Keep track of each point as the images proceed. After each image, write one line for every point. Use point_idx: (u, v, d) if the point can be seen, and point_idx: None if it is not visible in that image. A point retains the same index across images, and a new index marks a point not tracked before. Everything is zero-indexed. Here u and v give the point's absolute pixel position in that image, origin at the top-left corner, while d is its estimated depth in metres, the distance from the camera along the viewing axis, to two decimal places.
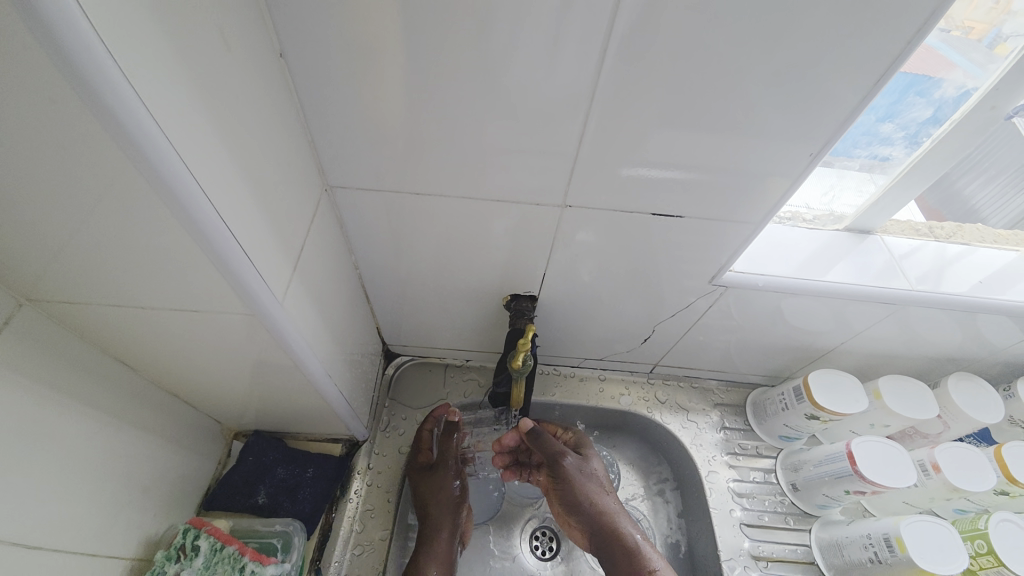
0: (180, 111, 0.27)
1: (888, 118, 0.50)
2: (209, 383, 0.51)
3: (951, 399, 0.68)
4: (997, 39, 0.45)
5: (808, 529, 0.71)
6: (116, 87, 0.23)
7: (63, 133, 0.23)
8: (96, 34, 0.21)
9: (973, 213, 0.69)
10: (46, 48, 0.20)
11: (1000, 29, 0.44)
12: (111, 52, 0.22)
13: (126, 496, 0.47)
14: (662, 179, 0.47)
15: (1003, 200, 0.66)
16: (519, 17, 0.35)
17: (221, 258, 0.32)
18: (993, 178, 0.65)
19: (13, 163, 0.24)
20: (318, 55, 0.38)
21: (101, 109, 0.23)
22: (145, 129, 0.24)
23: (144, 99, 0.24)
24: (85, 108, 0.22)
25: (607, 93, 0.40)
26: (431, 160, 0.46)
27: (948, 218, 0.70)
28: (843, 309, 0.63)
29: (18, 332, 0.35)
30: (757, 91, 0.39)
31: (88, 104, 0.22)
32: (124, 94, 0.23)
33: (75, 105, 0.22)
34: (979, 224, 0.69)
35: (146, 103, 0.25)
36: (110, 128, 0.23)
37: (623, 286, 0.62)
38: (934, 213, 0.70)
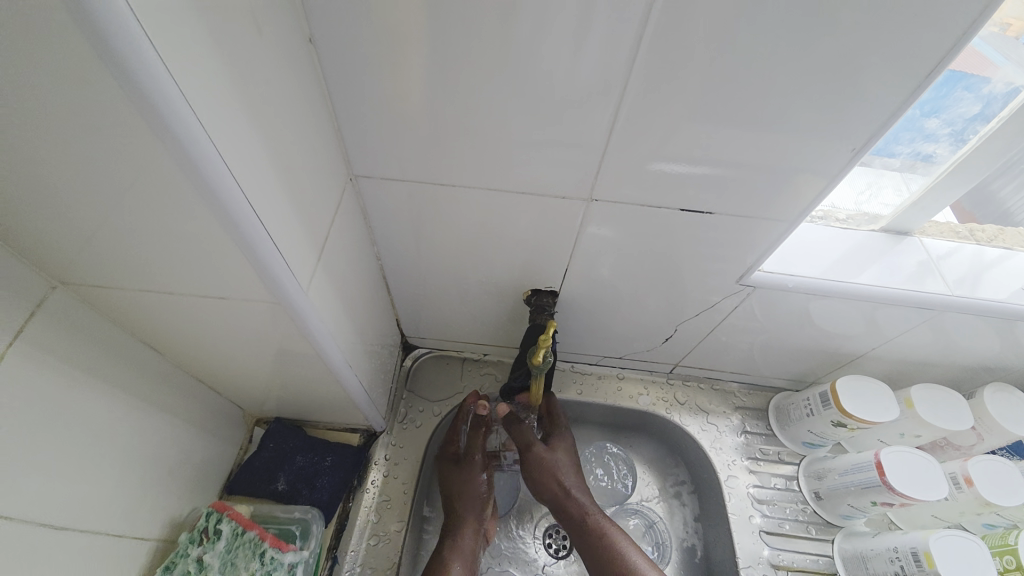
0: (214, 98, 0.27)
1: (932, 114, 0.48)
2: (233, 369, 0.52)
3: (988, 410, 0.65)
4: None
5: (831, 539, 0.69)
6: (153, 73, 0.23)
7: (101, 117, 0.23)
8: (135, 18, 0.21)
9: (1007, 216, 0.65)
10: (86, 33, 0.20)
11: None
12: (149, 37, 0.22)
13: (151, 478, 0.48)
14: (692, 174, 0.46)
15: None
16: (551, 9, 0.35)
17: (249, 245, 0.32)
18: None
19: (53, 148, 0.24)
20: (346, 43, 0.38)
21: (137, 95, 0.23)
22: (180, 115, 0.25)
23: (180, 85, 0.24)
24: (123, 93, 0.23)
25: (637, 85, 0.39)
26: (456, 152, 0.46)
27: (982, 222, 0.66)
28: (874, 313, 0.61)
29: (52, 314, 0.36)
30: (796, 85, 0.38)
31: (125, 89, 0.22)
32: (160, 78, 0.23)
33: (113, 90, 0.22)
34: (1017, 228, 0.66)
35: (182, 89, 0.25)
36: (147, 114, 0.24)
37: (646, 284, 0.61)
38: (968, 216, 0.66)
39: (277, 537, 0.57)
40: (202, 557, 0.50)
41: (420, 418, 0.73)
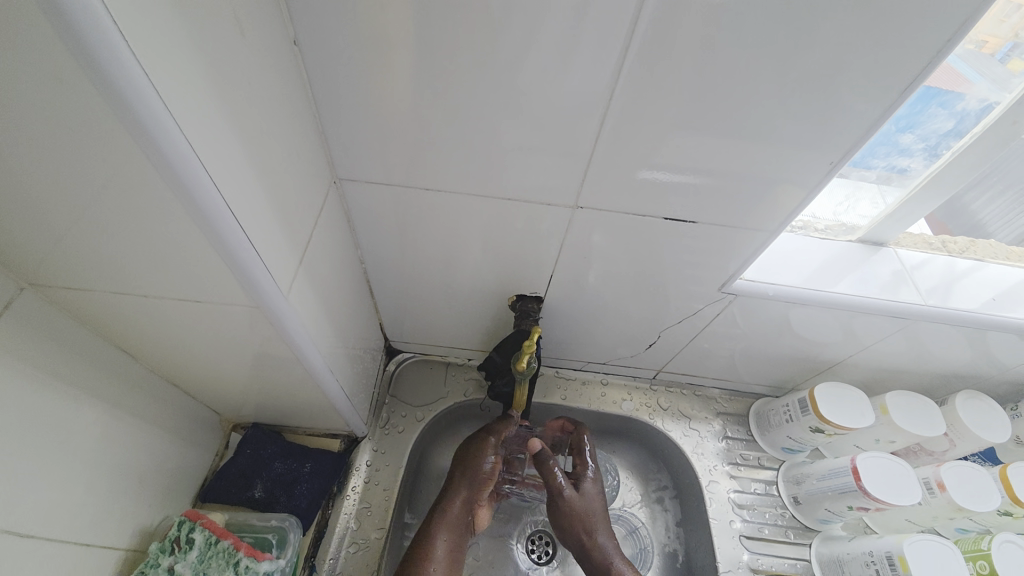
0: (192, 97, 0.27)
1: (908, 128, 0.50)
2: (209, 373, 0.51)
3: (959, 416, 0.67)
4: (1008, 55, 0.44)
5: (809, 544, 0.70)
6: (126, 67, 0.22)
7: (72, 115, 0.23)
8: (108, 14, 0.21)
9: (980, 228, 0.68)
10: (57, 28, 0.20)
11: (1015, 43, 0.43)
12: (124, 34, 0.22)
13: (122, 486, 0.47)
14: (676, 183, 0.46)
15: (1010, 215, 0.66)
16: (539, 16, 0.35)
17: (227, 248, 0.31)
18: (1001, 194, 0.64)
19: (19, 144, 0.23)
20: (332, 44, 0.38)
21: (109, 90, 0.22)
22: (155, 115, 0.24)
23: (156, 83, 0.24)
24: (92, 88, 0.22)
25: (624, 94, 0.39)
26: (442, 156, 0.46)
27: (954, 233, 0.69)
28: (852, 321, 0.62)
29: (18, 316, 0.34)
30: (778, 98, 0.39)
31: (95, 84, 0.21)
32: (135, 77, 0.22)
33: (82, 84, 0.21)
34: (988, 239, 0.69)
35: (158, 88, 0.24)
36: (120, 113, 0.23)
37: (630, 290, 0.61)
38: (943, 227, 0.69)
39: (252, 545, 0.55)
40: (173, 568, 0.49)
41: (402, 424, 0.72)
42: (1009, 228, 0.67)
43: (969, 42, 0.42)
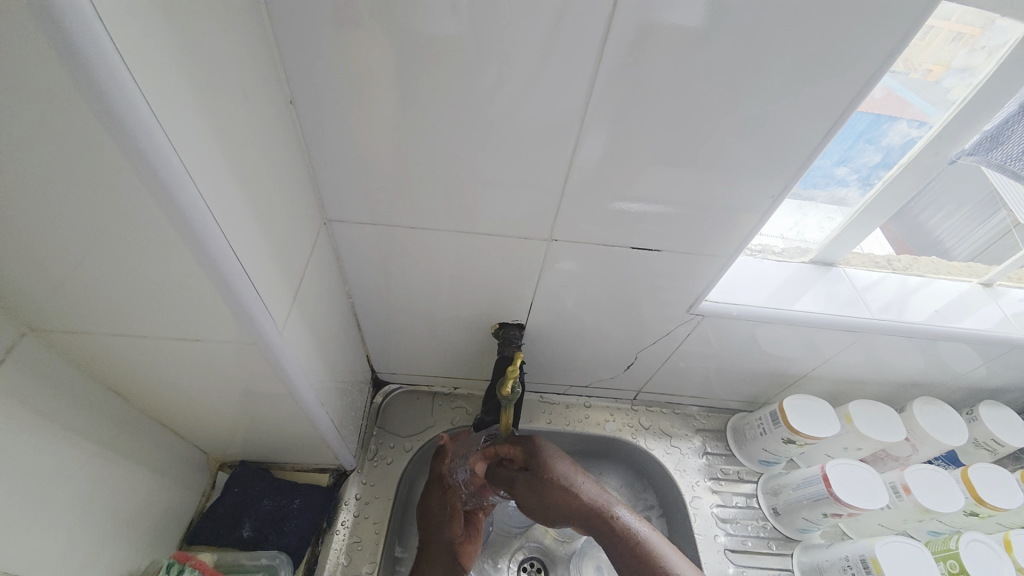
0: (207, 156, 0.30)
1: (841, 162, 0.57)
2: (200, 411, 0.52)
3: (917, 422, 0.71)
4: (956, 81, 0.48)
5: (790, 554, 0.72)
6: (155, 137, 0.25)
7: (102, 177, 0.26)
8: (142, 95, 0.24)
9: (938, 245, 0.76)
10: (96, 109, 0.23)
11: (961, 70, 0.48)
12: (153, 110, 0.25)
13: (109, 529, 0.46)
14: (642, 214, 0.51)
15: (965, 231, 0.74)
16: (512, 75, 0.39)
17: (231, 288, 0.34)
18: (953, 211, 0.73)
19: (49, 202, 0.26)
20: (325, 101, 0.42)
21: (137, 152, 0.25)
22: (176, 175, 0.27)
23: (177, 149, 0.27)
24: (124, 152, 0.25)
25: (589, 139, 0.44)
26: (425, 196, 0.49)
27: (916, 251, 0.76)
28: (813, 336, 0.67)
29: (19, 361, 0.35)
30: (722, 139, 0.44)
31: (126, 148, 0.25)
32: (160, 144, 0.26)
33: (115, 148, 0.25)
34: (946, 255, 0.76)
35: (179, 152, 0.27)
36: (146, 176, 0.26)
37: (608, 314, 0.65)
38: (903, 245, 0.76)
39: None
40: None
41: (391, 455, 0.73)
42: (970, 244, 0.74)
43: (903, 68, 0.48)
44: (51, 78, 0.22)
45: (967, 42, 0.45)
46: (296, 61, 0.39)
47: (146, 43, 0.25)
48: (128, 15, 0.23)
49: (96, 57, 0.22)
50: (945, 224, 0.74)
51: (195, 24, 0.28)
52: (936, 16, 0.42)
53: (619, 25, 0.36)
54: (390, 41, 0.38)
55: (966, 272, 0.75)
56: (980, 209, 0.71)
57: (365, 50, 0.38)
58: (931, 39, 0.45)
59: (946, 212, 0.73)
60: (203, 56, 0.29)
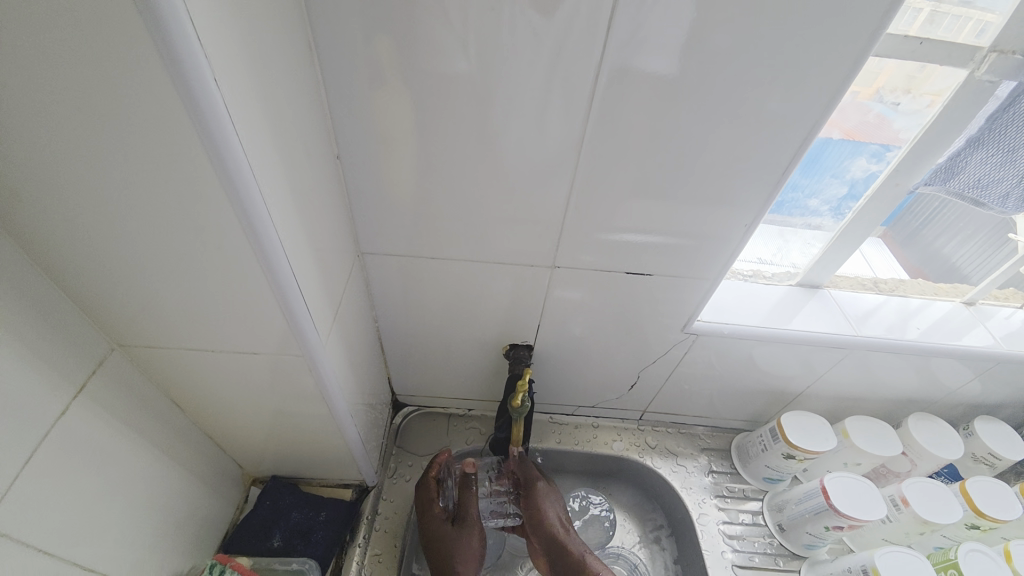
0: (281, 200, 0.38)
1: (811, 195, 0.64)
2: (243, 425, 0.58)
3: (914, 437, 0.74)
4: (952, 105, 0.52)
5: (798, 570, 0.74)
6: (251, 189, 0.33)
7: (203, 217, 0.33)
8: (245, 157, 0.32)
9: (958, 269, 0.80)
10: (213, 167, 0.31)
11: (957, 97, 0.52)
12: (252, 168, 0.33)
13: (161, 529, 0.52)
14: (637, 241, 0.57)
15: (979, 259, 0.77)
16: (517, 128, 0.48)
17: (289, 309, 0.41)
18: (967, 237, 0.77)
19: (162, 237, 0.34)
20: (365, 152, 0.50)
21: (237, 199, 0.33)
22: (261, 217, 0.34)
23: (264, 197, 0.34)
24: (227, 199, 0.32)
25: (585, 178, 0.51)
26: (444, 230, 0.57)
27: (931, 274, 0.82)
28: (805, 353, 0.71)
29: (106, 370, 0.42)
30: (702, 176, 0.51)
31: (229, 195, 0.32)
32: (253, 194, 0.33)
33: (221, 196, 0.32)
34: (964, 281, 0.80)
35: (265, 200, 0.35)
36: (240, 216, 0.33)
37: (610, 336, 0.70)
38: (918, 270, 0.82)
39: None
40: None
41: (409, 473, 0.77)
42: (984, 270, 0.77)
43: (887, 95, 0.53)
44: (186, 149, 0.30)
45: (916, 85, 0.52)
46: (341, 123, 0.48)
47: (250, 121, 0.33)
48: (240, 103, 0.31)
49: (220, 135, 0.29)
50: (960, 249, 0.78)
51: (275, 99, 0.36)
52: (888, 62, 0.50)
53: (604, 88, 0.44)
54: (420, 104, 0.46)
55: (952, 293, 0.79)
56: (992, 237, 0.74)
57: (399, 112, 0.47)
58: (893, 73, 0.51)
59: (959, 237, 0.77)
60: (280, 122, 0.37)
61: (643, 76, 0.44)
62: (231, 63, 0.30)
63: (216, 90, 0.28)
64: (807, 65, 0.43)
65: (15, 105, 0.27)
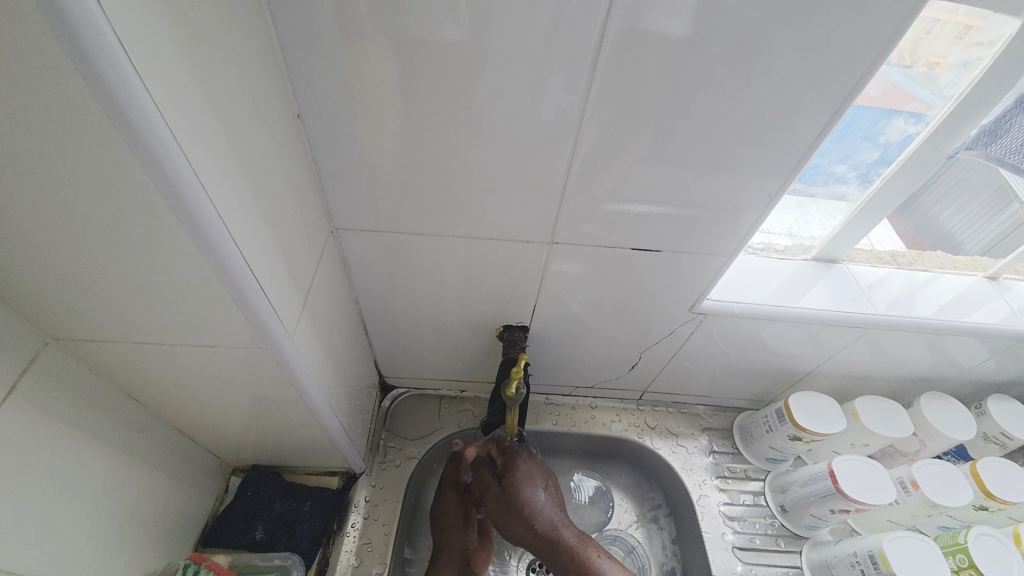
0: (223, 171, 0.31)
1: (839, 159, 0.58)
2: (212, 417, 0.53)
3: (925, 417, 0.71)
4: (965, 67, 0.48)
5: (799, 551, 0.72)
6: (175, 160, 0.26)
7: (123, 196, 0.27)
8: (163, 119, 0.25)
9: (950, 238, 0.76)
10: (121, 132, 0.24)
11: (968, 60, 0.47)
12: (174, 134, 0.26)
13: (129, 532, 0.48)
14: (644, 213, 0.51)
15: (976, 226, 0.74)
16: (508, 83, 0.40)
17: (245, 297, 0.35)
18: (964, 205, 0.73)
19: (76, 219, 0.28)
20: (331, 112, 0.43)
21: (160, 173, 0.26)
22: (195, 194, 0.28)
23: (196, 170, 0.28)
24: (147, 173, 0.26)
25: (587, 144, 0.45)
26: (427, 202, 0.50)
27: (926, 245, 0.76)
28: (818, 333, 0.67)
29: (41, 369, 0.37)
30: (720, 141, 0.45)
31: (148, 168, 0.26)
32: (180, 166, 0.27)
33: (139, 170, 0.26)
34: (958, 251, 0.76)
35: (197, 173, 0.28)
36: (168, 195, 0.27)
37: (611, 316, 0.65)
38: (913, 239, 0.76)
39: None
40: None
41: (399, 458, 0.74)
42: (980, 238, 0.74)
43: (898, 61, 0.48)
44: (83, 110, 0.23)
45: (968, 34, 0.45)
46: (301, 76, 0.40)
47: (165, 70, 0.26)
48: (148, 47, 0.24)
49: (120, 86, 0.23)
50: (956, 218, 0.74)
51: (206, 42, 0.29)
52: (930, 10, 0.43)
53: (611, 33, 0.37)
54: (392, 54, 0.39)
55: (972, 266, 0.75)
56: (989, 204, 0.71)
57: (367, 63, 0.39)
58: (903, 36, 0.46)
59: (955, 205, 0.73)
60: (215, 73, 0.30)
61: (659, 20, 0.36)
62: None
63: (107, 28, 0.22)
64: (855, 5, 0.35)
65: None
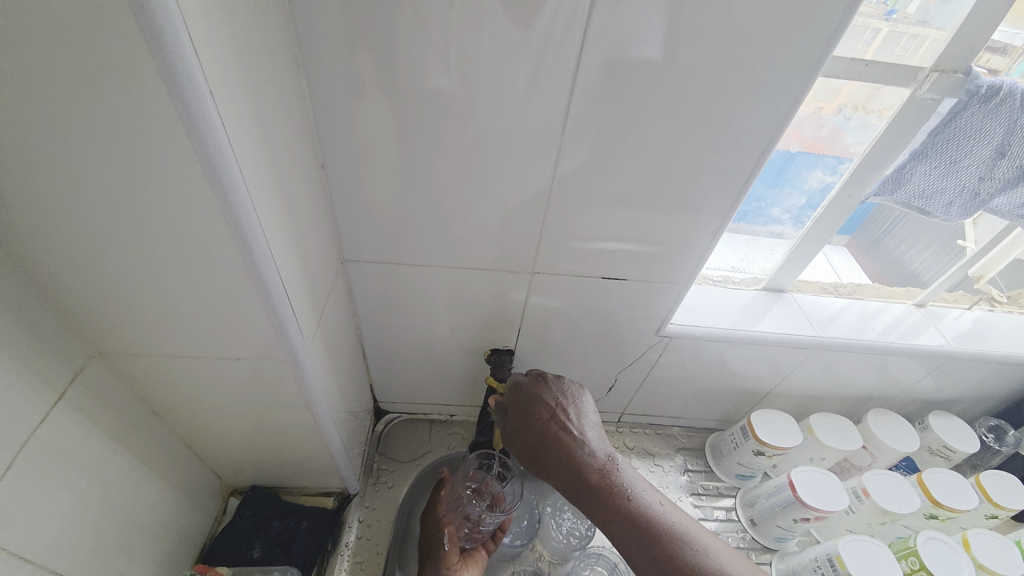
0: (270, 210, 0.39)
1: (773, 204, 0.68)
2: (223, 434, 0.57)
3: (873, 432, 0.78)
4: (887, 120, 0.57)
5: (769, 562, 0.76)
6: (243, 201, 0.34)
7: (196, 228, 0.34)
8: (239, 171, 0.33)
9: (915, 277, 0.86)
10: (208, 180, 0.32)
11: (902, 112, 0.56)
12: (244, 182, 0.34)
13: (139, 542, 0.51)
14: (613, 247, 0.60)
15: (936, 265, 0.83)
16: (498, 140, 0.49)
17: (276, 314, 0.42)
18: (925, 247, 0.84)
19: (154, 245, 0.35)
20: (350, 163, 0.51)
21: (230, 211, 0.34)
22: (253, 228, 0.35)
23: (255, 210, 0.36)
24: (220, 211, 0.33)
25: (564, 189, 0.54)
26: (427, 238, 0.58)
27: (891, 280, 0.88)
28: (773, 354, 0.75)
29: (86, 379, 0.42)
30: (673, 188, 0.54)
31: (222, 207, 0.33)
32: (247, 206, 0.34)
33: (214, 208, 0.33)
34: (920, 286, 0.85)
35: (256, 212, 0.36)
36: (233, 229, 0.35)
37: (589, 340, 0.72)
38: (880, 276, 0.88)
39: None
40: None
41: (391, 479, 0.77)
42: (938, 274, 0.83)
43: (848, 110, 0.57)
44: (182, 163, 0.31)
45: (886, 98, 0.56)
46: (327, 133, 0.49)
47: (242, 133, 0.34)
48: (233, 118, 0.32)
49: (214, 148, 0.30)
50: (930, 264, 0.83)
51: (265, 112, 0.37)
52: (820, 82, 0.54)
53: (581, 103, 0.47)
54: (406, 117, 0.48)
55: (905, 296, 0.85)
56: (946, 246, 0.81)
57: (384, 124, 0.48)
58: (853, 91, 0.55)
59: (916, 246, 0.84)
60: (269, 135, 0.38)
61: (615, 92, 0.46)
62: (225, 76, 0.31)
63: (213, 106, 0.30)
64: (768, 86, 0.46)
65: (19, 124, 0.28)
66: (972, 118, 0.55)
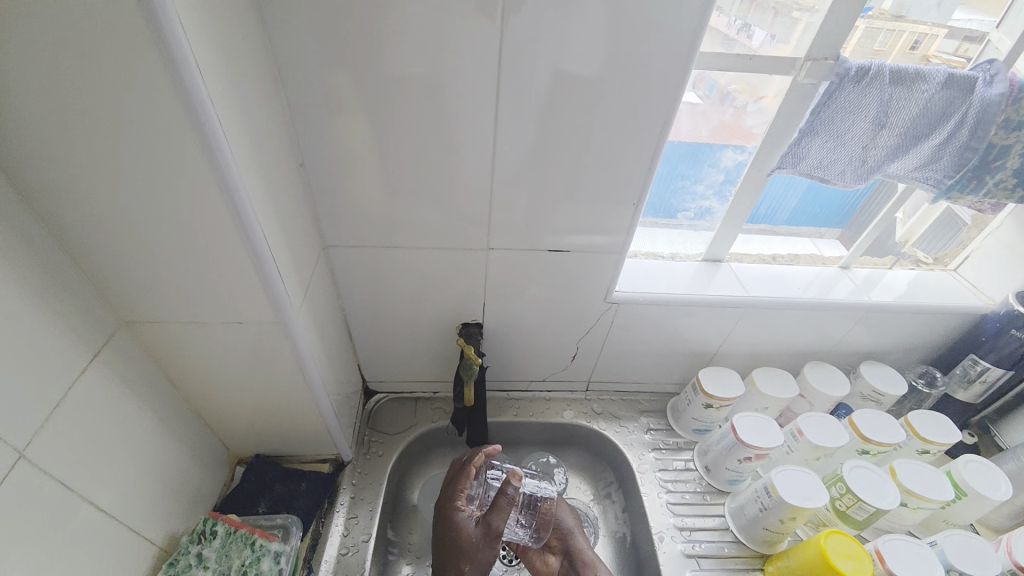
0: (259, 196, 0.48)
1: (697, 181, 0.78)
2: (229, 401, 0.66)
3: (808, 381, 0.88)
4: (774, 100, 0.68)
5: (723, 503, 0.85)
6: (237, 186, 0.43)
7: (201, 209, 0.44)
8: (233, 162, 0.43)
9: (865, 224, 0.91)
10: (209, 169, 0.41)
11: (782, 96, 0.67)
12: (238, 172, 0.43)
13: (162, 491, 0.60)
14: (557, 224, 0.69)
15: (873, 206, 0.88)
16: (448, 135, 0.59)
17: (268, 282, 0.51)
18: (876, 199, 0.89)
19: (168, 224, 0.45)
20: (326, 161, 0.61)
21: (227, 194, 0.43)
22: (246, 209, 0.45)
23: (248, 195, 0.45)
24: (219, 194, 0.43)
25: (508, 174, 0.63)
26: (396, 224, 0.68)
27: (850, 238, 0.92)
28: (713, 315, 0.84)
29: (115, 343, 0.52)
30: (601, 169, 0.64)
31: (221, 190, 0.43)
32: (241, 190, 0.44)
33: (215, 192, 0.43)
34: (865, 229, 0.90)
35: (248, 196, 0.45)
36: (230, 208, 0.44)
37: (549, 311, 0.82)
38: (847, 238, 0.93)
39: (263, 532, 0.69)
40: (201, 552, 0.62)
41: (380, 448, 0.86)
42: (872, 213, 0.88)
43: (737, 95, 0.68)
44: (190, 156, 0.40)
45: (771, 83, 0.67)
46: (305, 137, 0.59)
47: (234, 133, 0.43)
48: (227, 121, 0.42)
49: (214, 143, 0.40)
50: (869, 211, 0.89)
51: (252, 119, 0.47)
52: (702, 73, 0.65)
53: (512, 100, 0.57)
54: (369, 119, 0.58)
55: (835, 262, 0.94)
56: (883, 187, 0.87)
57: (352, 127, 0.58)
58: (735, 81, 0.66)
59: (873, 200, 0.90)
60: (256, 136, 0.48)
61: (539, 90, 0.56)
62: (220, 89, 0.41)
63: (212, 112, 0.39)
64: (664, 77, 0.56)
65: (70, 132, 0.38)
66: (848, 96, 0.65)
